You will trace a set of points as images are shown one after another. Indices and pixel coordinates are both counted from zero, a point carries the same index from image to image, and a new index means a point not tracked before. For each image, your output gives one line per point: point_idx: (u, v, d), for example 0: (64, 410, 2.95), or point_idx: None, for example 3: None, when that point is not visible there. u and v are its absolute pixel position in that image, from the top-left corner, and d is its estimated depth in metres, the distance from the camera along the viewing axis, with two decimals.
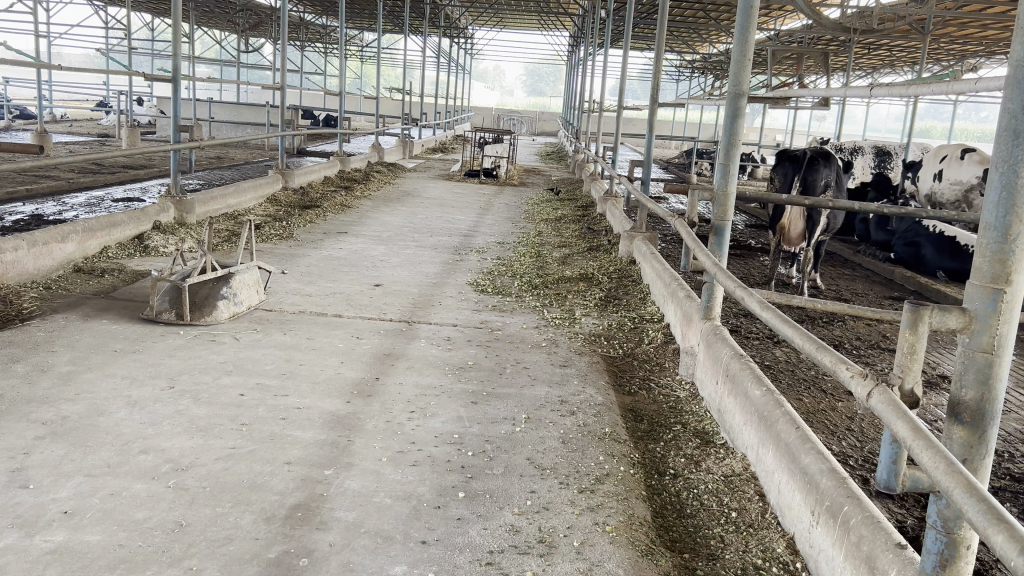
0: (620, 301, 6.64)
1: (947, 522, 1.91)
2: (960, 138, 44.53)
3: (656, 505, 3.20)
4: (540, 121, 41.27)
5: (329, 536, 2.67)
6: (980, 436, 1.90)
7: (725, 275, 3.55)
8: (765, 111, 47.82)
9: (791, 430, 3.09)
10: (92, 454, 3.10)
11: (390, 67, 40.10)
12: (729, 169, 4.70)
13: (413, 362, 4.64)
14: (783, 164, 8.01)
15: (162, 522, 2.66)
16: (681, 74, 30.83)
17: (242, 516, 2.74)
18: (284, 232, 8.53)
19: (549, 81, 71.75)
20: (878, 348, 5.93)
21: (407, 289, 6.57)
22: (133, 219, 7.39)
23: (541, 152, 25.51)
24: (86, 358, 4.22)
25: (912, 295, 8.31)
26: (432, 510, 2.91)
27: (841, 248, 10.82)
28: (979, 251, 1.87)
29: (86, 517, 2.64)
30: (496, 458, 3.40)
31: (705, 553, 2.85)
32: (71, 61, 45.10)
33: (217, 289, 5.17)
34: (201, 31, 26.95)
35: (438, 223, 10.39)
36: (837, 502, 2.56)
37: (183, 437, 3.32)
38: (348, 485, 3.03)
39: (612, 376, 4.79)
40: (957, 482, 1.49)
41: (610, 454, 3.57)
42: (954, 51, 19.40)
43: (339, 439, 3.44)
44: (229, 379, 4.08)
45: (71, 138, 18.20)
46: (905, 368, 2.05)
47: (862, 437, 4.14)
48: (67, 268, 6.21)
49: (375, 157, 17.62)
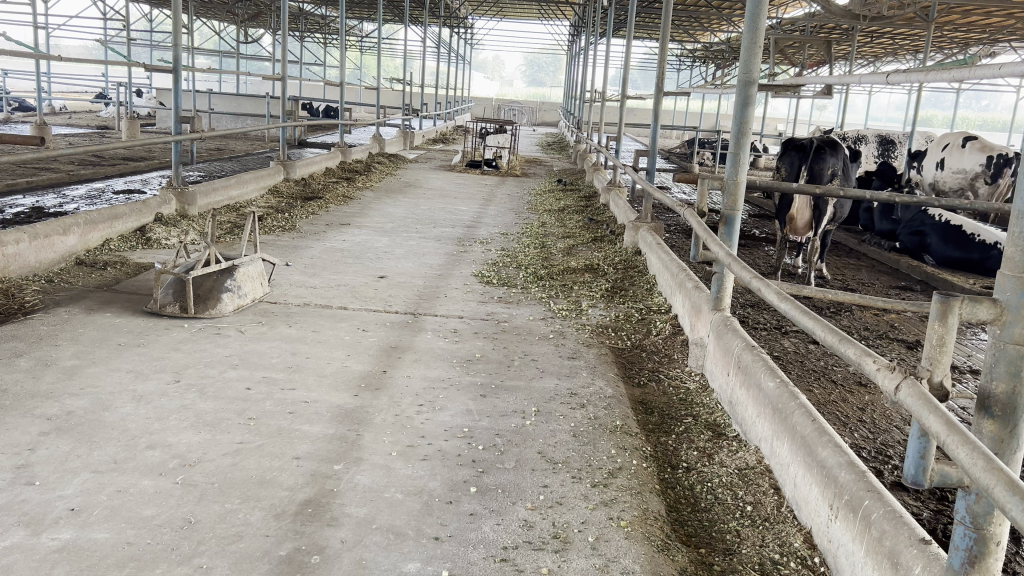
0: (627, 292, 6.59)
1: (977, 518, 1.86)
2: (962, 127, 44.36)
3: (669, 499, 3.15)
4: (539, 112, 41.15)
5: (341, 533, 2.62)
6: (1012, 430, 1.84)
7: (739, 265, 3.50)
8: (765, 102, 47.76)
9: (807, 423, 3.04)
10: (99, 450, 3.06)
11: (390, 57, 39.94)
12: (740, 158, 4.64)
13: (421, 354, 4.59)
14: (788, 153, 7.85)
15: (171, 518, 2.61)
16: (683, 63, 30.72)
17: (252, 513, 2.69)
18: (286, 224, 8.47)
19: (549, 71, 71.59)
20: (886, 338, 5.89)
21: (412, 280, 6.52)
22: (135, 211, 7.34)
23: (541, 143, 25.43)
24: (90, 352, 4.17)
25: (918, 284, 8.25)
26: (444, 505, 2.86)
27: (846, 237, 10.77)
28: (1011, 241, 1.81)
29: (93, 515, 2.60)
30: (508, 452, 3.35)
31: (721, 549, 2.81)
32: (70, 52, 44.95)
33: (222, 282, 5.10)
34: (200, 23, 26.68)
35: (440, 215, 10.33)
36: (857, 496, 2.52)
37: (190, 432, 3.28)
38: (359, 480, 2.99)
39: (620, 367, 4.75)
40: (998, 479, 1.44)
41: (622, 447, 3.53)
42: (957, 39, 19.27)
43: (348, 433, 3.39)
44: (235, 373, 4.03)
45: (71, 130, 18.10)
46: (933, 360, 2.01)
47: (874, 428, 4.10)
48: (69, 260, 6.17)
49: (376, 148, 17.55)
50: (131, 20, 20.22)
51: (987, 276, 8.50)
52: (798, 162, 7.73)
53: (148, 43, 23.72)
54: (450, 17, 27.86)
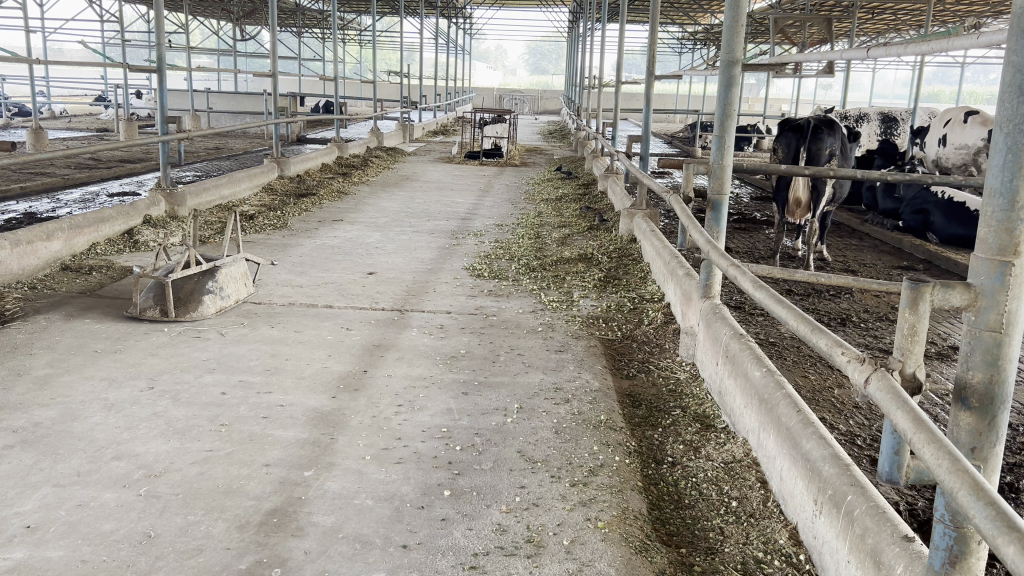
0: (620, 280, 6.47)
1: (955, 516, 1.75)
2: (967, 101, 43.39)
3: (652, 497, 3.05)
4: (540, 100, 40.87)
5: (305, 544, 2.54)
6: (990, 422, 1.72)
7: (718, 253, 3.38)
8: (769, 82, 47.69)
9: (791, 413, 2.92)
10: (63, 463, 2.98)
11: (389, 48, 39.70)
12: (725, 142, 4.52)
13: (404, 352, 4.49)
14: (785, 133, 7.70)
15: (129, 533, 2.54)
16: (684, 46, 30.37)
17: (214, 525, 2.62)
18: (278, 222, 8.39)
19: (551, 59, 71.31)
20: (886, 321, 5.75)
21: (401, 276, 6.43)
22: (123, 214, 7.26)
23: (543, 132, 25.23)
24: (65, 361, 4.10)
25: (921, 263, 8.07)
26: (415, 511, 2.77)
27: (848, 217, 10.59)
28: (984, 221, 1.69)
29: (50, 532, 2.53)
30: (486, 452, 3.26)
31: (703, 548, 2.71)
32: (71, 55, 44.98)
33: (202, 284, 5.02)
34: (195, 21, 26.55)
35: (436, 208, 10.21)
36: (840, 490, 2.40)
37: (159, 440, 3.20)
38: (328, 487, 2.90)
39: (609, 360, 4.63)
40: (962, 482, 1.33)
41: (605, 443, 3.42)
42: (960, 12, 18.93)
43: (322, 437, 3.31)
44: (211, 377, 3.95)
45: (69, 134, 18.01)
46: (906, 351, 1.90)
47: (870, 415, 3.97)
48: (54, 266, 6.10)
49: (374, 142, 17.46)
50: (124, 21, 20.09)
51: None
52: (794, 142, 7.58)
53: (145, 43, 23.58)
54: (448, 7, 27.69)
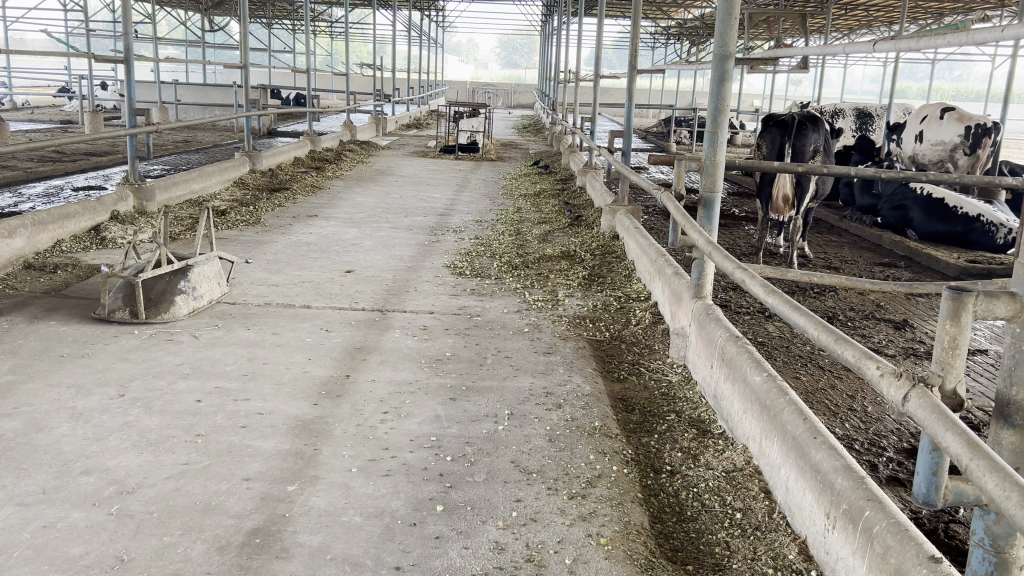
0: (605, 279, 6.34)
1: (997, 540, 1.64)
2: (937, 97, 43.40)
3: (653, 509, 2.93)
4: (513, 95, 40.58)
5: (290, 567, 2.38)
6: None
7: (720, 254, 3.24)
8: (742, 77, 47.96)
9: (797, 421, 2.80)
10: (27, 479, 2.78)
11: (361, 40, 39.10)
12: (717, 138, 4.38)
13: (387, 355, 4.32)
14: (769, 129, 7.63)
15: (100, 558, 2.36)
16: (657, 40, 30.17)
17: (192, 546, 2.44)
18: (251, 218, 8.15)
19: (523, 54, 70.93)
20: (872, 319, 5.70)
21: (380, 274, 6.25)
22: (88, 210, 6.98)
23: (518, 126, 24.97)
24: (28, 366, 3.87)
25: (901, 260, 8.05)
26: (407, 528, 2.62)
27: (827, 213, 10.58)
28: None
29: (13, 557, 2.34)
30: (478, 463, 3.11)
31: (710, 564, 2.59)
32: (35, 47, 43.85)
33: (174, 284, 4.80)
34: (162, 11, 25.86)
35: (412, 203, 10.00)
36: (857, 505, 2.29)
37: (132, 454, 3.01)
38: (314, 503, 2.74)
39: (599, 361, 4.51)
40: None
41: (601, 452, 3.29)
42: (932, 9, 19.04)
43: (304, 448, 3.14)
44: (185, 383, 3.75)
45: (32, 126, 17.52)
46: (945, 364, 1.76)
47: (865, 418, 3.87)
48: (16, 264, 5.82)
49: (347, 135, 17.13)
50: (89, 10, 19.47)
51: (969, 250, 8.35)
52: (778, 138, 7.49)
53: (110, 32, 22.95)
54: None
